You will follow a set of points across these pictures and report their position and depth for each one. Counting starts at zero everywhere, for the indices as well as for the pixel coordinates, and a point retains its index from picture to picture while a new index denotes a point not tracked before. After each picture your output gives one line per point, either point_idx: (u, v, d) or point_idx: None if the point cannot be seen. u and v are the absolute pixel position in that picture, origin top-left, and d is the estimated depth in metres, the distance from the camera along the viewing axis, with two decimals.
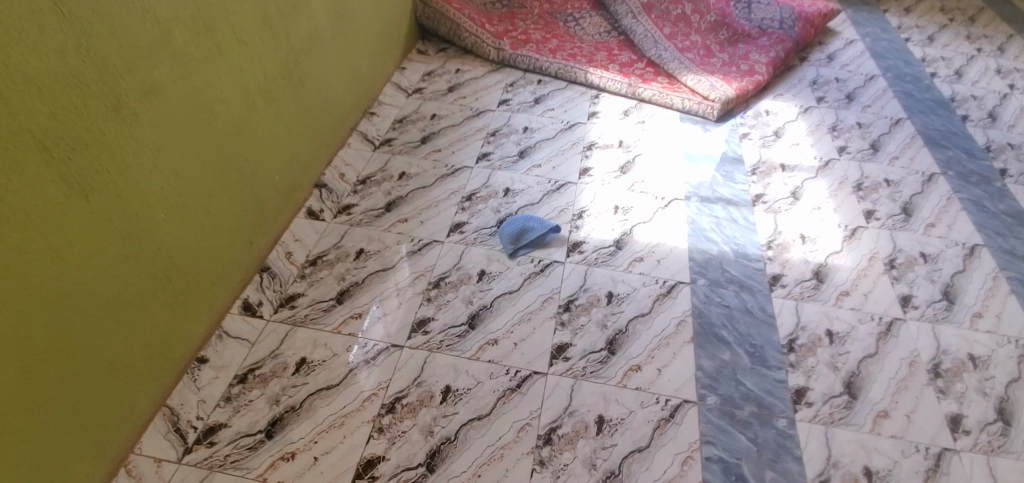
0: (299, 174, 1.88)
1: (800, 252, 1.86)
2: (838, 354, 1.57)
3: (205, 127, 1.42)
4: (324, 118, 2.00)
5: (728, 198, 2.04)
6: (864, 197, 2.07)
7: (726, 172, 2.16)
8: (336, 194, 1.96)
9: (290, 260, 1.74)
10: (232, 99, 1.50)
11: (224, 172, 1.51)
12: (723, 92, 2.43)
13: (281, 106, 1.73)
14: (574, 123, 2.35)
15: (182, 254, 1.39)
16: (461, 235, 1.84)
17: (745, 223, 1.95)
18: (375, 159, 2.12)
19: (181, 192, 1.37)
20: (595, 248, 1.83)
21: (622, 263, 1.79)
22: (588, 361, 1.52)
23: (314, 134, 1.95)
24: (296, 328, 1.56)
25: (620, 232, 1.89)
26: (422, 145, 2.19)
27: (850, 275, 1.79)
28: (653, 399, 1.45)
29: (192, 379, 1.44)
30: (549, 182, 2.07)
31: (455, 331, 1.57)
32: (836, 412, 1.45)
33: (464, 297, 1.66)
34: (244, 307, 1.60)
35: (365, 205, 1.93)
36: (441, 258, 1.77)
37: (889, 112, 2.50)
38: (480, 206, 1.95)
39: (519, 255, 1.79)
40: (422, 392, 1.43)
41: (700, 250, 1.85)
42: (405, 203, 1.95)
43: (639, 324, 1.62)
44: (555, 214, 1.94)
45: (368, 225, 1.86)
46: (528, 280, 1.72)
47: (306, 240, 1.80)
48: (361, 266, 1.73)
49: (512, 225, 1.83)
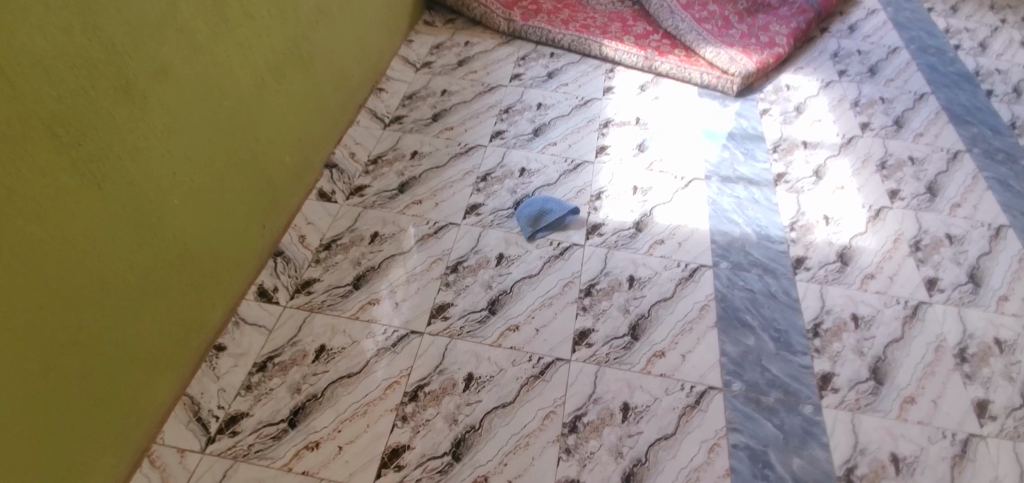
0: (309, 154, 1.82)
1: (823, 233, 1.82)
2: (864, 339, 1.55)
3: (215, 108, 1.36)
4: (332, 94, 1.93)
5: (749, 177, 1.99)
6: (888, 176, 2.03)
7: (747, 150, 2.10)
8: (348, 175, 1.91)
9: (304, 244, 1.69)
10: (242, 78, 1.44)
11: (236, 153, 1.46)
12: (743, 65, 2.34)
13: (290, 84, 1.66)
14: (590, 99, 2.28)
15: (196, 241, 1.35)
16: (477, 218, 1.80)
17: (767, 204, 1.91)
18: (386, 137, 2.06)
19: (193, 177, 1.32)
20: (615, 230, 1.79)
21: (643, 246, 1.75)
22: (611, 347, 1.50)
23: (324, 113, 1.88)
24: (314, 314, 1.53)
25: (640, 214, 1.84)
26: (433, 123, 2.13)
27: (875, 257, 1.76)
28: (679, 385, 1.44)
29: (210, 367, 1.41)
30: (566, 161, 2.01)
31: (475, 317, 1.54)
32: (862, 398, 1.44)
33: (483, 281, 1.63)
34: (260, 293, 1.56)
35: (378, 187, 1.88)
36: (458, 242, 1.73)
37: (913, 86, 2.42)
38: (496, 187, 1.90)
39: (538, 237, 1.75)
40: (445, 380, 1.42)
41: (722, 232, 1.81)
42: (419, 184, 1.89)
43: (662, 309, 1.59)
44: (573, 195, 1.89)
45: (382, 207, 1.82)
46: (548, 264, 1.68)
47: (319, 224, 1.76)
48: (376, 250, 1.69)
49: (530, 208, 1.78)
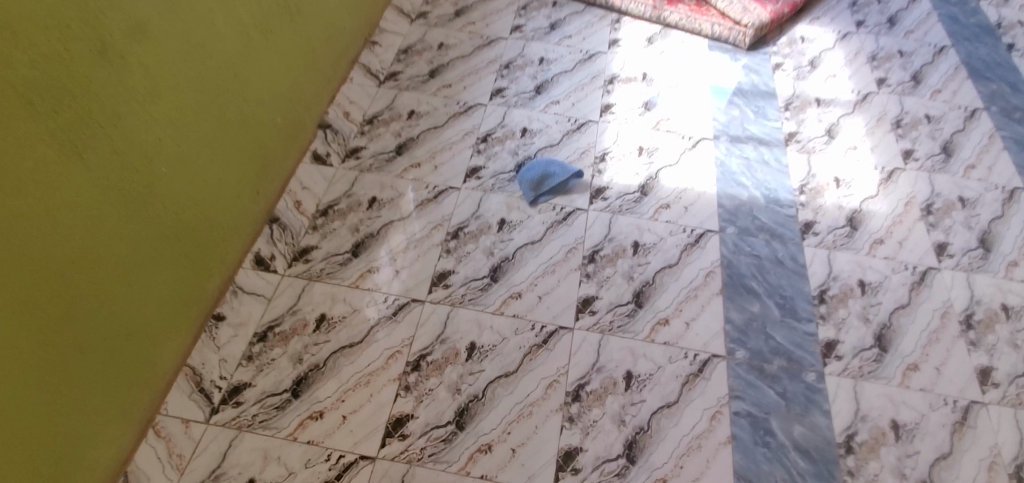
0: (301, 113, 1.74)
1: (833, 197, 1.77)
2: (870, 306, 1.54)
3: (201, 68, 1.27)
4: (323, 48, 1.82)
5: (759, 137, 1.93)
6: (903, 135, 1.96)
7: (757, 108, 2.02)
8: (343, 136, 1.83)
9: (300, 209, 1.65)
10: (226, 33, 1.34)
11: (225, 116, 1.38)
12: (756, 16, 2.22)
13: (279, 38, 1.56)
14: (595, 53, 2.17)
15: (188, 209, 1.30)
16: (478, 181, 1.74)
17: (776, 165, 1.85)
18: (381, 95, 1.97)
19: (182, 142, 1.25)
20: (620, 194, 1.74)
21: (648, 211, 1.71)
22: (615, 315, 1.48)
23: (315, 69, 1.79)
24: (313, 283, 1.50)
25: (646, 177, 1.79)
26: (430, 80, 2.03)
27: (885, 221, 1.72)
28: (682, 354, 1.43)
29: (210, 337, 1.39)
30: (569, 120, 1.93)
31: (477, 285, 1.52)
32: (865, 366, 1.44)
33: (485, 248, 1.59)
34: (257, 261, 1.53)
35: (374, 149, 1.81)
36: (458, 207, 1.68)
37: (933, 38, 2.31)
38: (496, 149, 1.84)
39: (541, 202, 1.70)
40: (447, 349, 1.41)
41: (729, 195, 1.76)
42: (417, 146, 1.83)
43: (666, 275, 1.57)
44: (577, 157, 1.83)
45: (380, 171, 1.76)
46: (551, 229, 1.64)
47: (315, 188, 1.70)
48: (375, 216, 1.65)
49: (532, 171, 1.72)
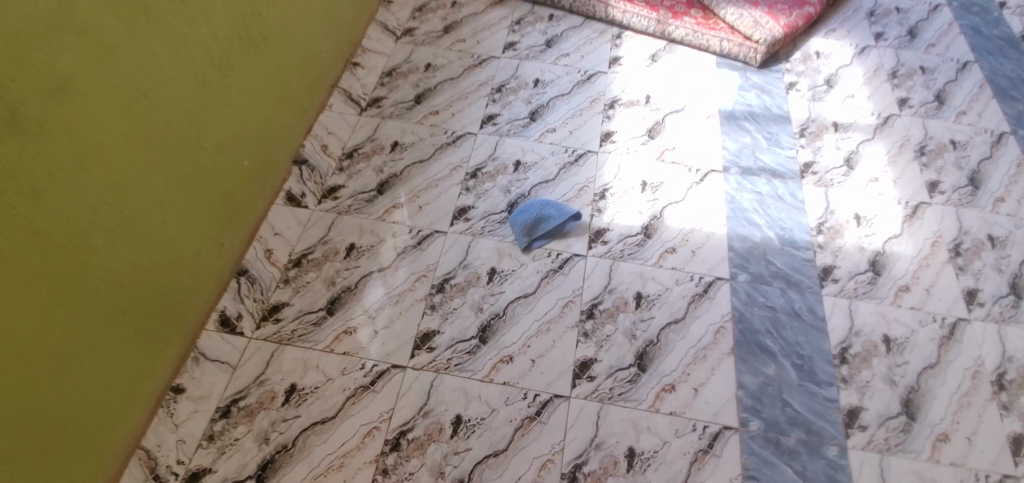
0: (273, 151, 1.60)
1: (854, 236, 1.62)
2: (896, 365, 1.40)
3: (145, 120, 1.12)
4: (296, 77, 1.67)
5: (773, 168, 1.77)
6: (927, 164, 1.81)
7: (770, 134, 1.86)
8: (319, 173, 1.69)
9: (270, 260, 1.51)
10: (178, 78, 1.20)
11: (179, 170, 1.24)
12: (768, 30, 2.05)
13: (243, 74, 1.41)
14: (594, 73, 2.01)
15: (135, 278, 1.16)
16: (466, 224, 1.60)
17: (792, 201, 1.70)
18: (362, 125, 1.82)
19: (123, 207, 1.11)
20: (621, 237, 1.59)
21: (652, 256, 1.56)
22: (615, 381, 1.35)
23: (287, 101, 1.64)
24: (283, 347, 1.37)
25: (649, 216, 1.64)
26: (416, 106, 1.88)
27: (911, 265, 1.57)
28: (690, 426, 1.29)
29: (168, 413, 1.27)
30: (566, 151, 1.78)
31: (463, 347, 1.38)
32: (892, 437, 1.30)
33: (473, 303, 1.45)
34: (222, 322, 1.40)
35: (353, 187, 1.67)
36: (445, 254, 1.54)
37: (955, 52, 2.14)
38: (487, 185, 1.69)
39: (534, 247, 1.56)
40: (430, 424, 1.28)
41: (741, 237, 1.61)
42: (401, 183, 1.68)
43: (672, 333, 1.43)
44: (574, 193, 1.68)
45: (358, 213, 1.61)
46: (546, 280, 1.50)
47: (287, 234, 1.56)
48: (352, 267, 1.51)
49: (525, 214, 1.57)
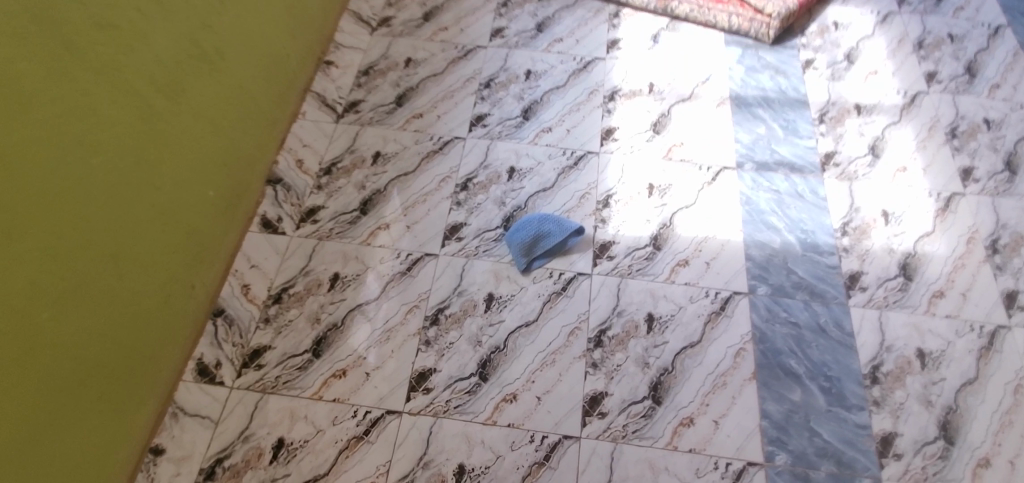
0: (243, 175, 1.47)
1: (882, 236, 1.49)
2: (931, 383, 1.29)
3: (83, 170, 1.00)
4: (264, 89, 1.52)
5: (790, 161, 1.63)
6: (959, 149, 1.65)
7: (787, 121, 1.70)
8: (296, 194, 1.55)
9: (248, 297, 1.39)
10: (119, 118, 1.06)
11: (132, 217, 1.12)
12: (782, 2, 1.86)
13: (197, 97, 1.27)
14: (592, 59, 1.83)
15: (94, 342, 1.07)
16: (459, 244, 1.47)
17: (813, 199, 1.56)
18: (340, 134, 1.66)
19: (70, 271, 1.00)
20: (628, 250, 1.46)
21: (662, 271, 1.43)
22: (629, 417, 1.24)
23: (256, 117, 1.49)
24: (267, 396, 1.27)
25: (659, 224, 1.50)
26: (398, 110, 1.71)
27: (945, 266, 1.45)
28: (712, 463, 1.20)
29: (148, 478, 1.18)
30: (565, 153, 1.63)
31: (463, 387, 1.28)
32: (930, 465, 1.20)
33: (471, 336, 1.34)
34: (201, 371, 1.30)
35: (334, 208, 1.53)
36: (437, 280, 1.41)
37: (986, 16, 1.94)
38: (479, 198, 1.54)
39: (534, 268, 1.43)
40: (431, 476, 1.19)
41: (759, 243, 1.48)
42: (385, 201, 1.54)
43: (689, 359, 1.31)
44: (575, 203, 1.54)
45: (341, 237, 1.48)
46: (549, 304, 1.38)
47: (265, 266, 1.44)
48: (337, 300, 1.39)
49: (522, 232, 1.44)
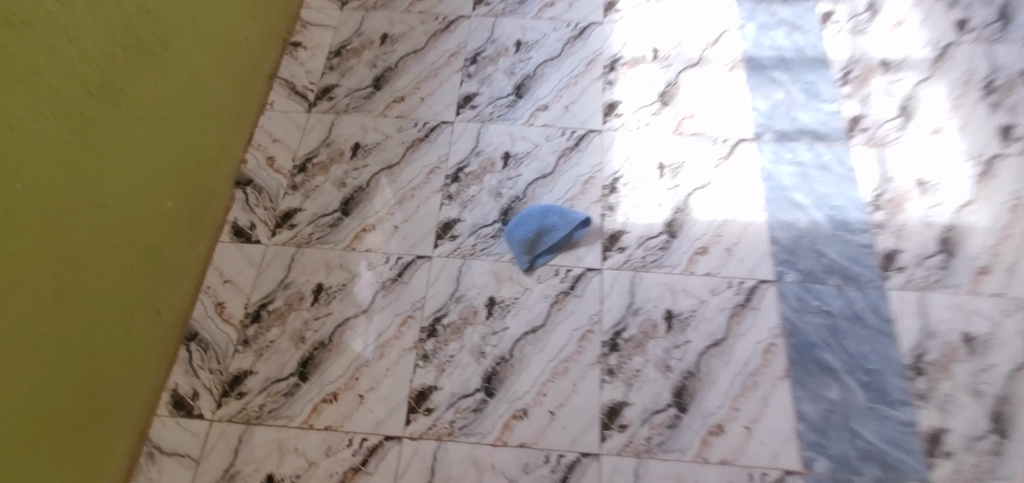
0: (206, 180, 1.31)
1: (918, 209, 1.36)
2: (980, 371, 1.18)
3: (7, 195, 0.85)
4: (222, 81, 1.35)
5: (814, 129, 1.47)
6: (998, 105, 1.50)
7: (808, 84, 1.54)
8: (269, 196, 1.39)
9: (223, 317, 1.25)
10: (43, 129, 0.91)
11: (75, 243, 0.97)
12: None
13: (138, 97, 1.10)
14: (588, 25, 1.64)
15: (43, 389, 0.93)
16: (454, 244, 1.32)
17: (841, 170, 1.41)
18: (314, 125, 1.49)
19: (6, 314, 0.86)
20: (641, 240, 1.32)
21: (680, 261, 1.30)
22: (652, 428, 1.13)
23: (214, 114, 1.33)
24: (251, 428, 1.14)
25: (673, 209, 1.36)
26: (376, 93, 1.54)
27: (989, 239, 1.32)
28: (746, 475, 1.09)
29: None
30: (565, 134, 1.46)
31: (468, 405, 1.15)
32: (983, 463, 1.10)
33: (473, 347, 1.21)
34: (176, 404, 1.17)
35: (312, 210, 1.37)
36: (432, 286, 1.27)
37: None
38: (473, 190, 1.39)
39: (539, 266, 1.29)
40: None
41: (784, 224, 1.34)
42: (369, 199, 1.38)
43: (714, 359, 1.19)
44: (579, 189, 1.39)
45: (322, 243, 1.33)
46: (557, 306, 1.25)
47: (240, 280, 1.29)
48: (322, 314, 1.25)
49: (522, 227, 1.29)
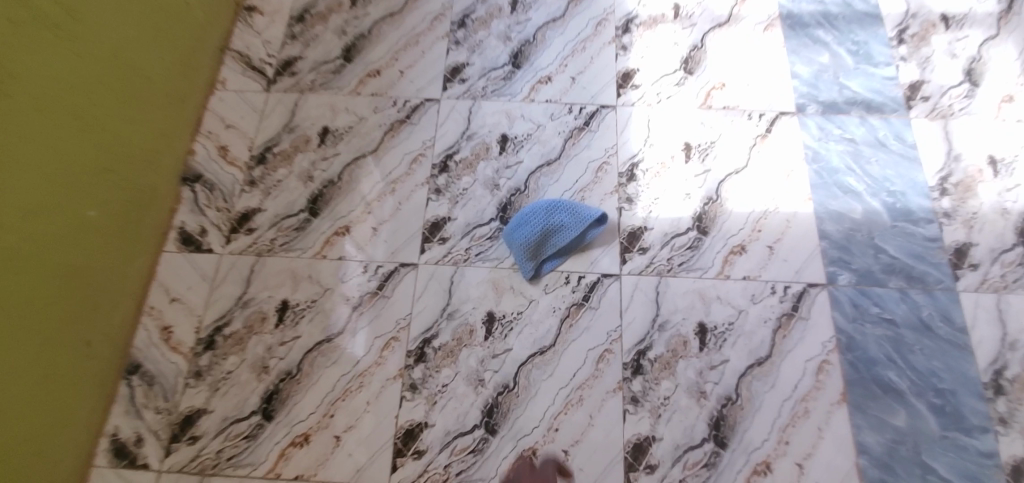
0: (143, 180, 1.09)
1: (990, 193, 1.15)
2: None
3: None
4: (154, 56, 1.11)
5: (866, 99, 1.24)
6: None
7: (857, 45, 1.30)
8: (222, 195, 1.17)
9: (171, 345, 1.05)
10: None
11: None
12: None
13: (36, 82, 0.87)
14: None
15: None
16: (444, 248, 1.11)
17: (899, 148, 1.20)
18: (274, 106, 1.26)
19: None
20: (666, 239, 1.11)
21: (713, 263, 1.09)
22: (686, 469, 0.95)
23: (148, 98, 1.09)
24: (207, 481, 0.95)
25: (703, 199, 1.14)
26: (347, 66, 1.30)
27: None
28: None
29: None
30: (572, 111, 1.23)
31: (465, 446, 0.97)
32: None
33: (470, 374, 1.01)
34: (117, 452, 0.98)
35: (274, 210, 1.15)
36: (419, 301, 1.07)
37: None
38: (465, 181, 1.17)
39: (546, 273, 1.08)
40: None
41: (835, 215, 1.13)
42: (341, 195, 1.16)
43: (757, 381, 1.00)
44: (591, 178, 1.17)
45: (286, 250, 1.12)
46: (569, 322, 1.05)
47: (189, 298, 1.08)
48: (288, 338, 1.04)
49: (525, 227, 1.08)
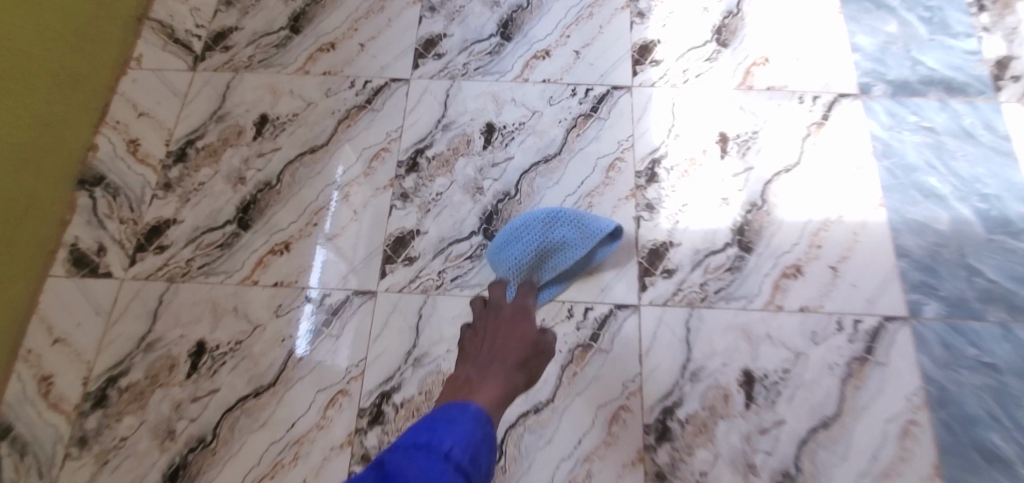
0: (15, 184, 0.82)
1: None
2: None
3: None
4: (23, 19, 0.82)
5: (947, 78, 0.98)
6: None
7: (930, 11, 1.04)
8: (129, 202, 0.91)
9: (49, 401, 0.80)
10: None
11: None
12: None
13: None
14: None
15: None
16: (410, 270, 0.86)
17: (991, 139, 0.94)
18: (200, 88, 1.00)
19: None
20: (698, 257, 0.86)
21: (760, 290, 0.84)
22: None
23: (21, 76, 0.82)
24: None
25: (744, 205, 0.89)
26: (294, 39, 1.04)
27: None
28: None
29: None
30: (576, 93, 0.98)
31: None
32: None
33: None
34: None
35: (194, 221, 0.90)
36: (376, 341, 0.82)
37: None
38: (440, 183, 0.91)
39: (542, 304, 0.83)
40: None
41: (915, 226, 0.88)
42: (280, 201, 0.91)
43: (822, 451, 0.76)
44: (601, 178, 0.91)
45: (207, 275, 0.86)
46: (573, 369, 0.80)
47: (78, 338, 0.83)
48: (204, 392, 0.79)
49: (515, 246, 0.82)
